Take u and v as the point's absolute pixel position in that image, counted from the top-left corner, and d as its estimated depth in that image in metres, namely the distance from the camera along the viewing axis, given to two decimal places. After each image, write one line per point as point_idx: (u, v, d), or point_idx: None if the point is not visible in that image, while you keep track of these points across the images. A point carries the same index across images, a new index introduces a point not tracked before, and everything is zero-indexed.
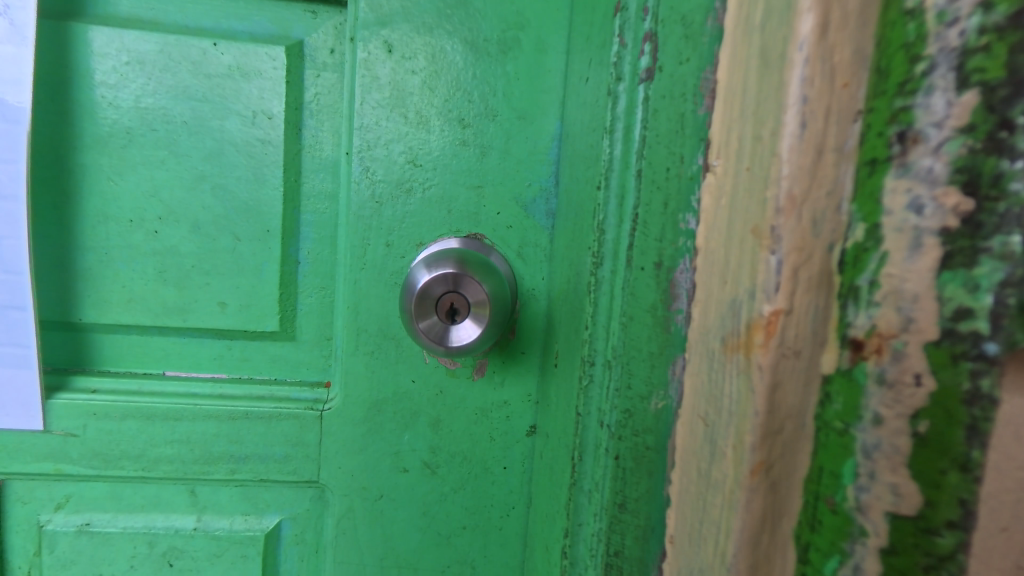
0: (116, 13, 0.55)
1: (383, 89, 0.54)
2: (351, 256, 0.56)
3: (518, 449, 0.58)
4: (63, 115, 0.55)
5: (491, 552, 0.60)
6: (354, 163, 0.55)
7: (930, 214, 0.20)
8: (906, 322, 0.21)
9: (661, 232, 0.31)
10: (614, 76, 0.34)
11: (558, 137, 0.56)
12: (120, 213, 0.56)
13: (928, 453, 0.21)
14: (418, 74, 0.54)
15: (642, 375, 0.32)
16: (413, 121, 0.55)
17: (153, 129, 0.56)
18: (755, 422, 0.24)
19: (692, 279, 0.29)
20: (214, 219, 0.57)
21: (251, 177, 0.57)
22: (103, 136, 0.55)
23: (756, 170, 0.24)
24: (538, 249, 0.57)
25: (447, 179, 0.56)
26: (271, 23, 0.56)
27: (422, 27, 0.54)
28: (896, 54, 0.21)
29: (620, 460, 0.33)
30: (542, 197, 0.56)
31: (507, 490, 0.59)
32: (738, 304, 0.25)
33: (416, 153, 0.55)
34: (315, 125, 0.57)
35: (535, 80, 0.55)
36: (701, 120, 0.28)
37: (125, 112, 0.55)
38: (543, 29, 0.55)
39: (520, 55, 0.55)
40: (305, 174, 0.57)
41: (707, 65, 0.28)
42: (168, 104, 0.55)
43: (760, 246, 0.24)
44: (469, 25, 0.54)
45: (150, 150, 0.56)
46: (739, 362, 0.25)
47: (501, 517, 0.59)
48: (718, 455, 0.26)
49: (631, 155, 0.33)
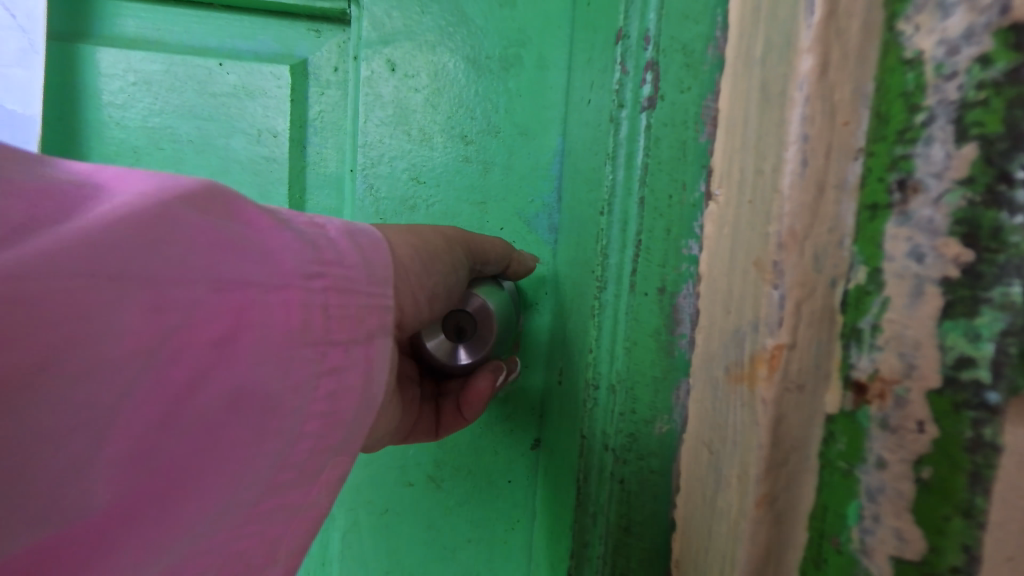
0: (122, 34, 0.56)
1: (386, 107, 0.55)
2: None
3: (522, 462, 0.58)
4: (71, 135, 0.56)
5: (496, 565, 0.60)
6: (358, 180, 0.56)
7: (931, 263, 0.20)
8: (907, 367, 0.21)
9: (664, 257, 0.31)
10: (616, 103, 0.34)
11: (560, 152, 0.56)
12: None
13: (931, 499, 0.20)
14: (421, 91, 0.55)
15: (646, 400, 0.32)
16: (416, 138, 0.56)
17: (160, 148, 0.56)
18: (760, 454, 0.24)
19: (695, 304, 0.30)
20: None
21: (257, 195, 0.57)
22: (110, 155, 0.56)
23: (757, 204, 0.25)
24: (541, 263, 0.57)
25: (449, 195, 0.56)
26: (275, 42, 0.57)
27: (424, 44, 0.55)
28: (895, 101, 0.21)
29: (625, 485, 0.33)
30: (545, 212, 0.57)
31: (512, 503, 0.59)
32: (741, 335, 0.25)
33: (419, 170, 0.56)
34: (319, 141, 0.58)
35: (537, 96, 0.56)
36: (703, 146, 0.30)
37: (132, 131, 0.56)
38: (545, 45, 0.55)
39: (522, 72, 0.55)
40: (310, 191, 0.58)
41: (708, 93, 0.29)
42: (175, 123, 0.56)
43: (763, 280, 0.24)
44: (471, 42, 0.55)
45: (157, 168, 0.57)
46: (743, 393, 0.25)
47: (506, 530, 0.59)
48: (724, 484, 0.26)
49: (633, 181, 0.32)
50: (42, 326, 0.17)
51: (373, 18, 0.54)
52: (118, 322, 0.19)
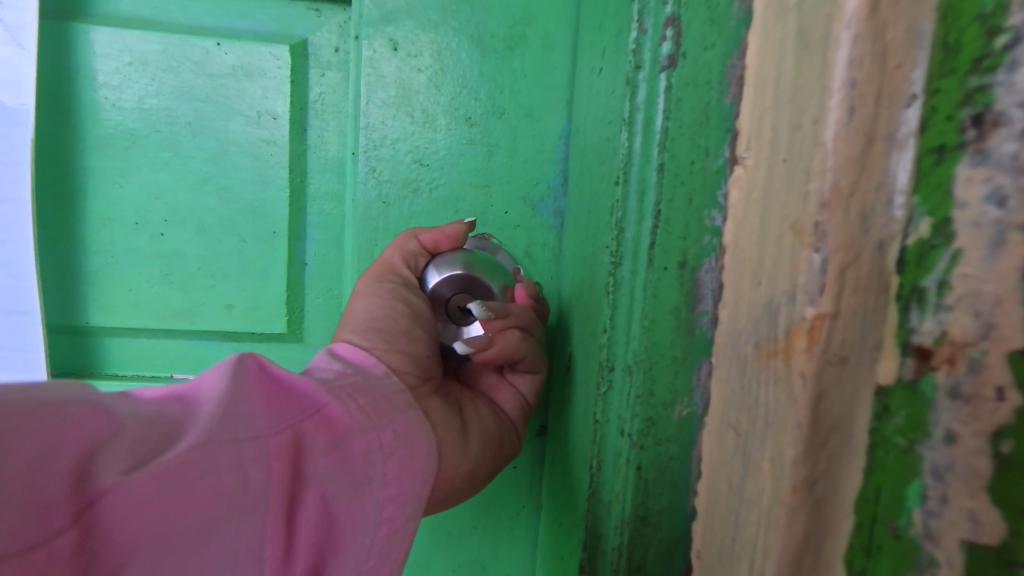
0: (116, 15, 0.54)
1: (388, 88, 0.53)
2: (358, 257, 0.54)
3: (528, 448, 0.57)
4: (65, 118, 0.54)
5: (502, 553, 0.58)
6: (359, 163, 0.53)
7: (1016, 208, 0.17)
8: (985, 329, 0.18)
9: (685, 230, 0.29)
10: (632, 65, 0.32)
11: (566, 135, 0.54)
12: (125, 215, 0.56)
13: (1012, 478, 0.17)
14: (424, 71, 0.53)
15: (665, 382, 0.30)
16: (418, 118, 0.53)
17: (156, 131, 0.55)
18: (797, 434, 0.22)
19: (717, 279, 0.28)
20: (220, 221, 0.56)
21: (256, 179, 0.56)
22: (106, 139, 0.55)
23: (794, 160, 0.23)
24: (546, 247, 0.55)
25: (453, 176, 0.54)
26: (272, 21, 0.54)
27: (427, 23, 0.52)
28: (969, 27, 0.18)
29: (642, 472, 0.31)
30: (550, 195, 0.55)
31: (518, 490, 0.57)
32: (774, 306, 0.23)
33: (422, 153, 0.54)
34: (320, 124, 0.56)
35: (543, 75, 0.53)
36: (727, 108, 0.27)
37: (128, 114, 0.54)
38: (549, 21, 0.53)
39: (528, 51, 0.53)
40: (311, 175, 0.56)
41: (734, 51, 0.27)
42: (171, 105, 0.54)
43: (800, 244, 0.22)
44: (474, 23, 0.52)
45: (154, 152, 0.55)
46: (776, 369, 0.23)
47: (512, 517, 0.58)
48: (754, 468, 0.24)
49: (652, 148, 0.30)
50: (172, 510, 0.20)
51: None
52: (218, 481, 0.22)
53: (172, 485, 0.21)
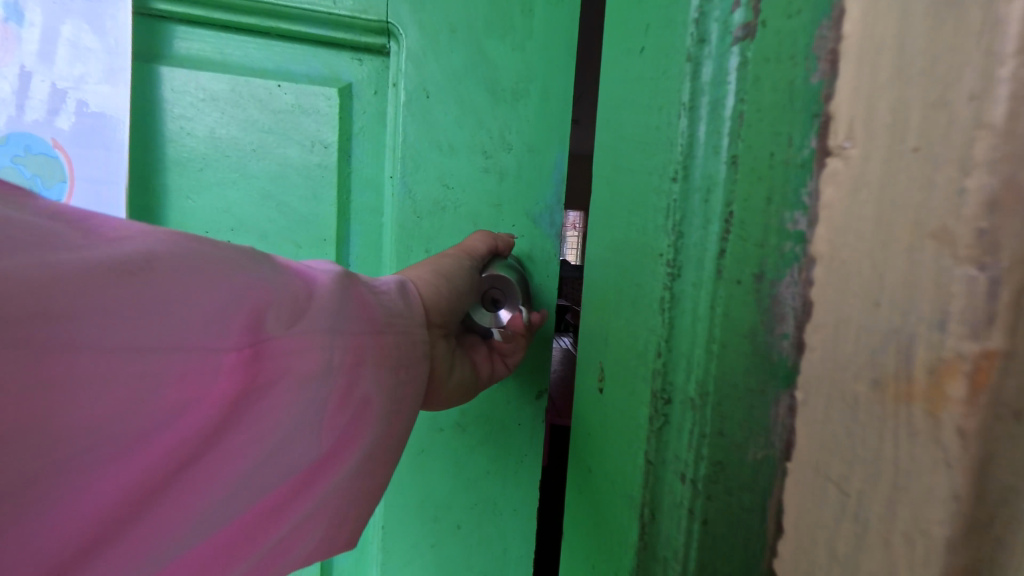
0: (190, 55, 0.51)
1: (424, 127, 0.50)
2: (396, 259, 0.52)
3: (530, 403, 0.59)
4: (144, 145, 0.51)
5: (509, 493, 0.61)
6: (399, 186, 0.50)
7: None
8: None
9: (763, 236, 0.24)
10: (695, 38, 0.27)
11: (558, 171, 0.51)
12: (197, 228, 0.52)
13: None
14: (456, 114, 0.50)
15: (737, 418, 0.25)
16: (448, 154, 0.50)
17: (227, 156, 0.52)
18: (954, 505, 0.18)
19: (803, 295, 0.23)
20: (280, 231, 0.53)
21: (310, 195, 0.52)
22: (180, 161, 0.52)
23: (940, 155, 0.18)
24: (546, 254, 0.52)
25: (480, 208, 0.51)
26: (324, 67, 0.51)
27: (463, 71, 0.49)
28: None
29: (709, 526, 0.26)
30: (547, 210, 0.52)
31: (523, 443, 0.60)
32: (914, 342, 0.18)
33: (453, 189, 0.51)
34: (361, 152, 0.52)
35: (548, 96, 0.50)
36: (815, 88, 0.22)
37: (200, 140, 0.51)
38: (548, 37, 0.49)
39: (552, 90, 0.50)
40: (354, 194, 0.53)
41: (824, 20, 0.22)
42: (240, 134, 0.51)
43: (955, 261, 0.17)
44: (502, 66, 0.49)
45: (223, 174, 0.52)
46: (918, 420, 0.18)
47: (516, 462, 0.60)
48: (883, 543, 0.19)
49: (722, 137, 0.25)
50: (263, 372, 0.26)
51: (412, 52, 0.49)
52: (306, 358, 0.28)
53: (294, 347, 0.28)
